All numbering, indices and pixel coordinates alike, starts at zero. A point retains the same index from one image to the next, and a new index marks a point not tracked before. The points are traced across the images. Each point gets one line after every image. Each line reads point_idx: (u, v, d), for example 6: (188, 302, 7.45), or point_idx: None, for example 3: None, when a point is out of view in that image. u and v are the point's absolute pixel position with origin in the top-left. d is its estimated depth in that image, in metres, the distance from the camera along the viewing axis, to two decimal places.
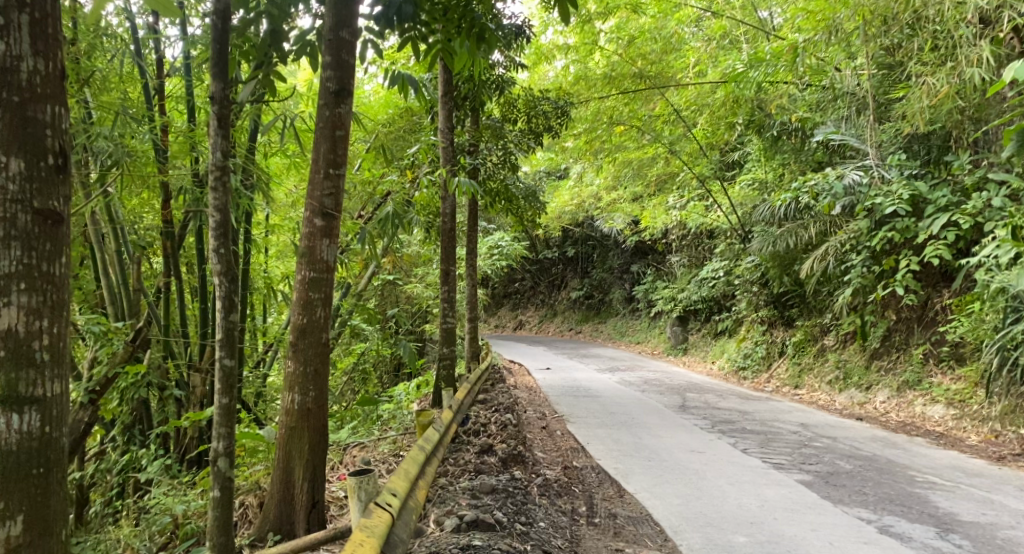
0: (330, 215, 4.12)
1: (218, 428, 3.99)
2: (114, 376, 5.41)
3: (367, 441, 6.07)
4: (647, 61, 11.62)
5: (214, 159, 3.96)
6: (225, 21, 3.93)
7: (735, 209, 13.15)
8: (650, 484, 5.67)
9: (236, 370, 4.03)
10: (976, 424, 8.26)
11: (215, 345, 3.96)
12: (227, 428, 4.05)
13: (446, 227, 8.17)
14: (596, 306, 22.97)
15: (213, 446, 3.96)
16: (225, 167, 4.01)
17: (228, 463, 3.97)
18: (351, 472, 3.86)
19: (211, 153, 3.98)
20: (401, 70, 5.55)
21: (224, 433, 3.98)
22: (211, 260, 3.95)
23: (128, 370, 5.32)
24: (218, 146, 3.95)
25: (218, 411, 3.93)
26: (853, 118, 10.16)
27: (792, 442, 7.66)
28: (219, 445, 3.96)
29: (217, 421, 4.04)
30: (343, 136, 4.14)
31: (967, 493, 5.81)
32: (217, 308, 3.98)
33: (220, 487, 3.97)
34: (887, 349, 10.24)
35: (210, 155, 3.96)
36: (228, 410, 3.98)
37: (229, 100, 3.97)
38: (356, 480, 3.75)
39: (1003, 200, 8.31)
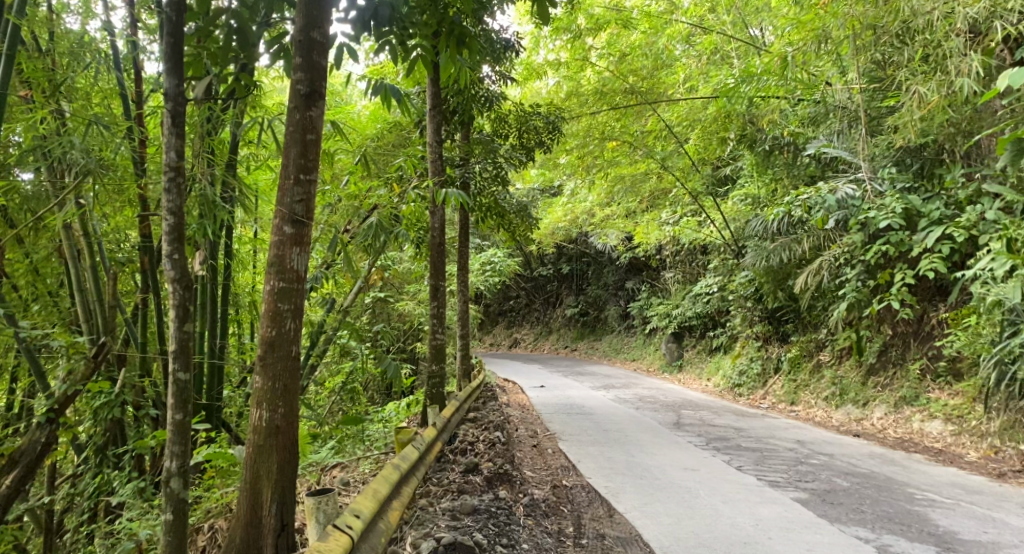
0: (300, 222, 3.99)
1: (173, 446, 4.14)
2: (75, 393, 5.31)
3: (348, 461, 5.90)
4: (639, 76, 11.63)
5: (169, 159, 4.15)
6: (179, 15, 4.10)
7: (728, 224, 13.03)
8: (640, 503, 5.50)
9: (191, 385, 4.20)
10: (975, 440, 8.10)
11: (169, 359, 4.14)
12: (183, 447, 4.19)
13: (435, 242, 8.01)
14: (591, 323, 22.83)
15: (167, 465, 4.12)
16: (179, 167, 4.18)
17: (180, 483, 4.11)
18: (310, 494, 3.79)
19: (166, 151, 4.16)
20: (385, 80, 5.42)
21: (177, 452, 4.14)
22: (165, 266, 4.12)
23: (89, 387, 5.22)
24: (172, 145, 4.14)
25: (172, 429, 4.11)
26: (846, 132, 10.02)
27: (788, 459, 7.49)
28: (172, 465, 4.12)
29: (174, 440, 4.20)
30: (313, 141, 4.02)
31: (968, 510, 5.65)
32: (170, 319, 4.13)
33: (173, 510, 4.13)
34: (883, 364, 10.09)
35: (164, 154, 4.14)
36: (182, 427, 4.14)
37: (182, 96, 4.16)
38: (315, 500, 3.72)
39: (997, 213, 8.21)
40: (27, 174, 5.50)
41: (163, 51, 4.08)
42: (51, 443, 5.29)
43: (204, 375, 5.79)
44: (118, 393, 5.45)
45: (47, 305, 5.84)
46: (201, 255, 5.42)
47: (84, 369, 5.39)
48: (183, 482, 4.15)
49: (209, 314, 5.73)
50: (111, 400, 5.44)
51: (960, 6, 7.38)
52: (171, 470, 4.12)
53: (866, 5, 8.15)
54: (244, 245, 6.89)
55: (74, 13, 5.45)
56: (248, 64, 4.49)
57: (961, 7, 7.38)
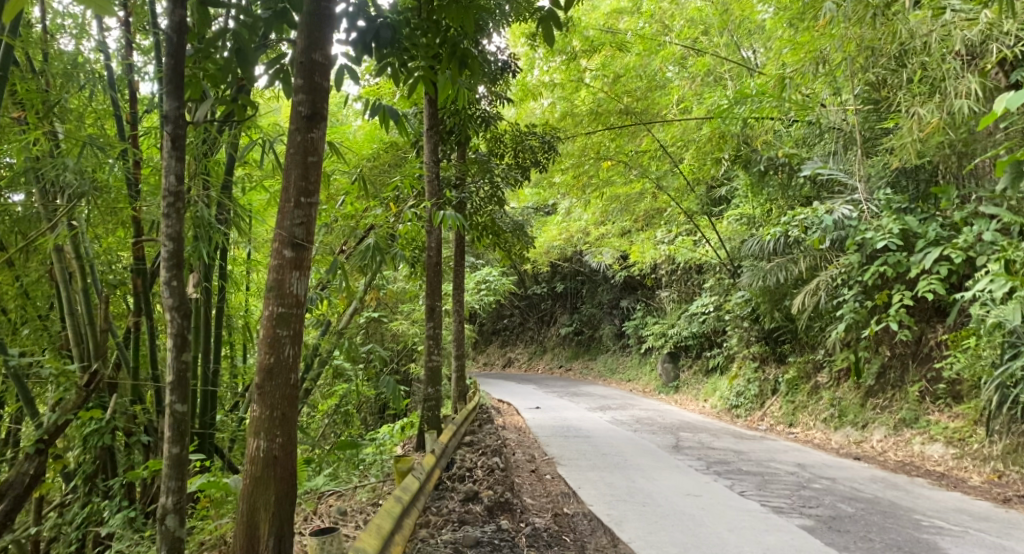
0: (300, 246, 3.89)
1: (168, 480, 4.02)
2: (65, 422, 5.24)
3: (344, 489, 5.77)
4: (633, 97, 11.49)
5: (168, 183, 4.06)
6: (180, 35, 4.01)
7: (723, 244, 12.97)
8: (645, 532, 5.37)
9: (188, 416, 4.10)
10: (977, 464, 8.01)
11: (166, 390, 4.04)
12: (179, 480, 4.07)
13: (432, 263, 7.92)
14: (585, 343, 22.73)
15: (162, 499, 3.99)
16: (179, 191, 4.09)
17: (175, 518, 3.99)
18: (313, 533, 3.61)
19: (165, 175, 4.07)
20: (382, 101, 5.32)
21: (173, 486, 4.02)
22: (163, 293, 4.02)
23: (79, 414, 5.07)
24: (172, 168, 4.06)
25: (168, 463, 4.01)
26: (841, 153, 10.08)
27: (790, 483, 7.38)
28: (167, 499, 4.00)
29: (169, 473, 4.08)
30: (315, 163, 3.94)
31: (977, 538, 5.55)
32: (167, 349, 4.04)
33: (169, 548, 4.01)
34: (882, 386, 10.00)
35: (164, 178, 4.06)
36: (179, 461, 4.04)
37: (183, 119, 4.06)
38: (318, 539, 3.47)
39: (995, 234, 8.17)
40: (17, 197, 5.32)
41: (165, 76, 3.97)
42: (41, 474, 5.22)
43: (197, 400, 5.66)
44: (110, 419, 5.31)
45: (36, 329, 5.68)
46: (194, 278, 5.27)
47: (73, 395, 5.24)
48: (179, 518, 4.03)
49: (203, 338, 5.60)
50: (103, 427, 5.30)
51: (958, 29, 7.40)
52: (166, 506, 4.01)
53: (864, 28, 7.98)
54: (238, 266, 6.78)
55: (68, 34, 5.37)
56: (247, 84, 4.40)
57: (958, 29, 7.40)
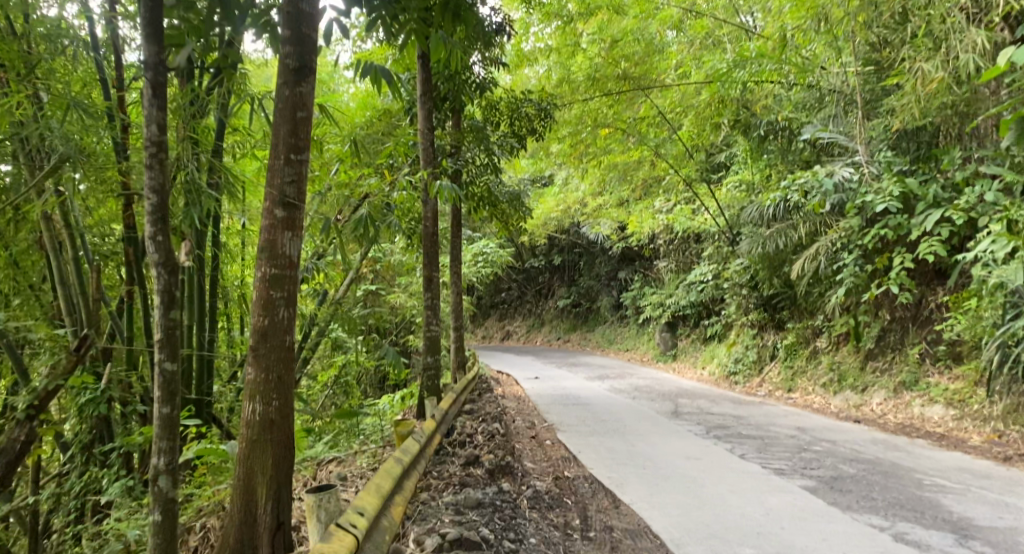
0: (292, 205, 3.82)
1: (160, 443, 3.97)
2: (56, 388, 5.14)
3: (343, 456, 5.74)
4: (632, 61, 11.34)
5: (149, 133, 3.95)
6: None
7: (722, 212, 12.87)
8: (646, 494, 5.35)
9: (179, 377, 4.04)
10: (978, 424, 8.00)
11: (154, 348, 3.96)
12: (171, 443, 4.03)
13: (428, 232, 7.82)
14: (583, 315, 22.72)
15: (153, 462, 3.94)
16: (161, 142, 3.99)
17: (167, 480, 3.95)
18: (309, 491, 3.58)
19: (146, 126, 3.96)
20: (372, 61, 5.03)
21: (164, 449, 3.97)
22: (148, 248, 3.93)
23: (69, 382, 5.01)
24: (153, 117, 3.94)
25: (159, 425, 3.95)
26: (842, 116, 9.92)
27: (790, 446, 7.37)
28: (159, 461, 3.95)
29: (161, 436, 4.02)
30: (304, 118, 3.85)
31: (979, 496, 5.55)
32: (155, 307, 3.96)
33: (162, 510, 3.98)
34: (881, 349, 9.98)
35: (145, 128, 3.94)
36: (169, 422, 3.98)
37: (163, 65, 3.95)
38: (316, 500, 3.45)
39: (997, 194, 8.08)
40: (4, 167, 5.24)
41: (142, 17, 3.88)
42: (31, 440, 5.19)
43: (193, 368, 5.63)
44: (103, 389, 5.28)
45: (28, 300, 5.68)
46: (187, 246, 5.31)
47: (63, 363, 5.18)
48: (171, 480, 3.99)
49: (197, 307, 5.55)
50: (97, 396, 5.27)
51: None
52: (158, 468, 3.96)
53: None
54: (232, 237, 6.69)
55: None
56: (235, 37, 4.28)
57: None
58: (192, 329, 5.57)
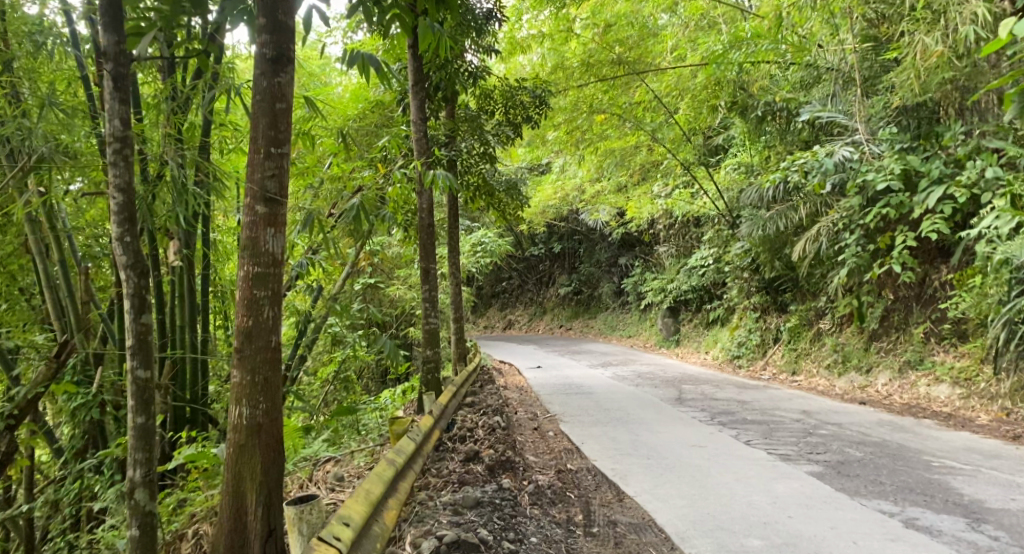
0: (274, 200, 3.70)
1: (137, 452, 3.89)
2: (38, 395, 5.09)
3: (341, 454, 5.65)
4: (625, 46, 11.23)
5: (113, 129, 3.87)
6: None
7: (722, 195, 12.73)
8: (650, 485, 5.25)
9: (154, 384, 3.95)
10: (985, 403, 7.90)
11: (128, 355, 3.87)
12: (150, 452, 3.94)
13: (424, 223, 7.68)
14: (585, 302, 22.62)
15: (130, 473, 3.87)
16: (126, 138, 3.90)
17: (144, 492, 3.87)
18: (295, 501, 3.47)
19: (110, 121, 3.88)
20: (360, 49, 4.83)
21: (141, 459, 3.90)
22: (117, 251, 3.84)
23: (54, 387, 4.94)
24: (116, 111, 3.87)
25: (135, 434, 3.87)
26: (840, 95, 9.77)
27: (796, 430, 7.26)
28: (135, 472, 3.87)
29: (140, 445, 3.94)
30: (284, 110, 3.73)
31: (990, 477, 5.44)
32: (126, 312, 3.86)
33: (140, 523, 3.91)
34: (886, 329, 9.86)
35: (108, 123, 3.86)
36: (145, 431, 3.89)
37: (124, 54, 3.89)
38: None
39: (999, 170, 7.96)
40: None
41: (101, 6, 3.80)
42: (12, 452, 5.15)
43: (187, 369, 5.53)
44: (95, 393, 5.20)
45: (16, 304, 5.62)
46: (174, 245, 5.33)
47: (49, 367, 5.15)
48: (148, 493, 3.91)
49: (189, 308, 5.46)
50: (89, 401, 5.20)
51: None
52: (135, 480, 3.88)
53: None
54: (225, 235, 6.58)
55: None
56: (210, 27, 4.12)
57: None
58: (182, 330, 5.45)
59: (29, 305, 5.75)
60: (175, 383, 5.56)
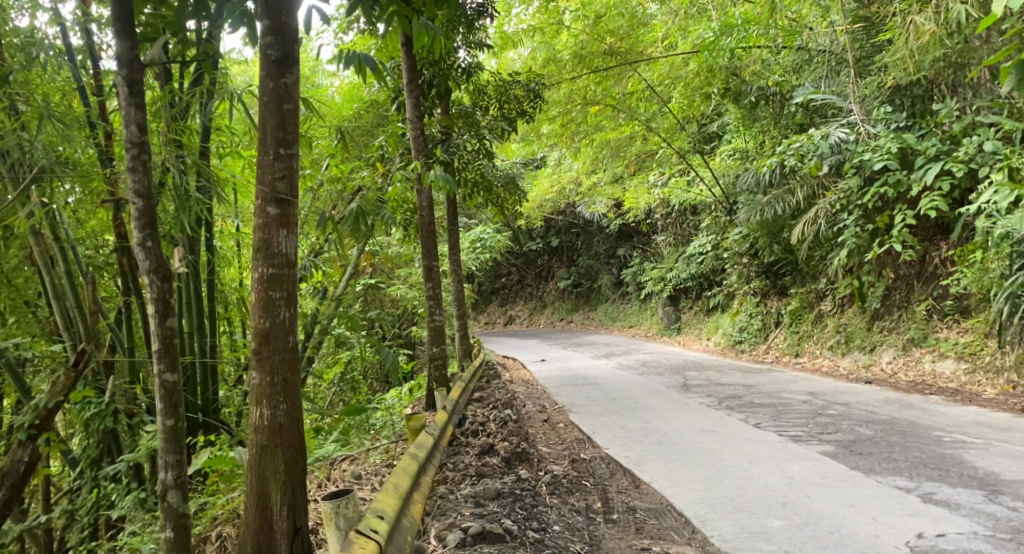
0: (285, 201, 3.71)
1: (166, 455, 3.90)
2: (56, 405, 5.08)
3: (355, 453, 5.67)
4: (616, 36, 11.16)
5: (129, 135, 3.86)
6: None
7: (718, 181, 12.76)
8: (666, 471, 5.26)
9: (181, 388, 3.97)
10: (991, 377, 7.92)
11: (153, 360, 3.88)
12: (178, 455, 3.96)
13: (425, 221, 7.65)
14: (585, 294, 22.66)
15: (161, 476, 3.88)
16: (143, 143, 3.90)
17: (176, 494, 3.89)
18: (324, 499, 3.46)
19: (125, 128, 3.88)
20: (356, 50, 4.81)
21: (170, 462, 3.91)
22: (138, 256, 3.83)
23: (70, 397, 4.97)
24: (132, 117, 3.86)
25: (163, 438, 3.87)
26: (832, 76, 9.79)
27: (805, 412, 7.29)
28: (166, 475, 3.88)
29: (167, 449, 3.95)
30: (291, 111, 3.74)
31: (1002, 449, 5.48)
32: (149, 316, 3.87)
33: (173, 525, 3.93)
34: (888, 308, 9.89)
35: (125, 129, 3.86)
36: (174, 435, 3.90)
37: (137, 62, 3.87)
38: (332, 505, 3.32)
39: (997, 143, 8.02)
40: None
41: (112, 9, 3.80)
42: (37, 459, 5.16)
43: (197, 374, 5.54)
44: (109, 402, 5.22)
45: (23, 317, 5.63)
46: (179, 251, 5.18)
47: (60, 378, 5.17)
48: (180, 495, 3.93)
49: (196, 313, 5.47)
50: (103, 409, 5.20)
51: None
52: (166, 483, 3.90)
53: None
54: (228, 241, 6.58)
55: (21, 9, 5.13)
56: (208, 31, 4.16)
57: None
58: (192, 336, 5.47)
59: (34, 317, 5.70)
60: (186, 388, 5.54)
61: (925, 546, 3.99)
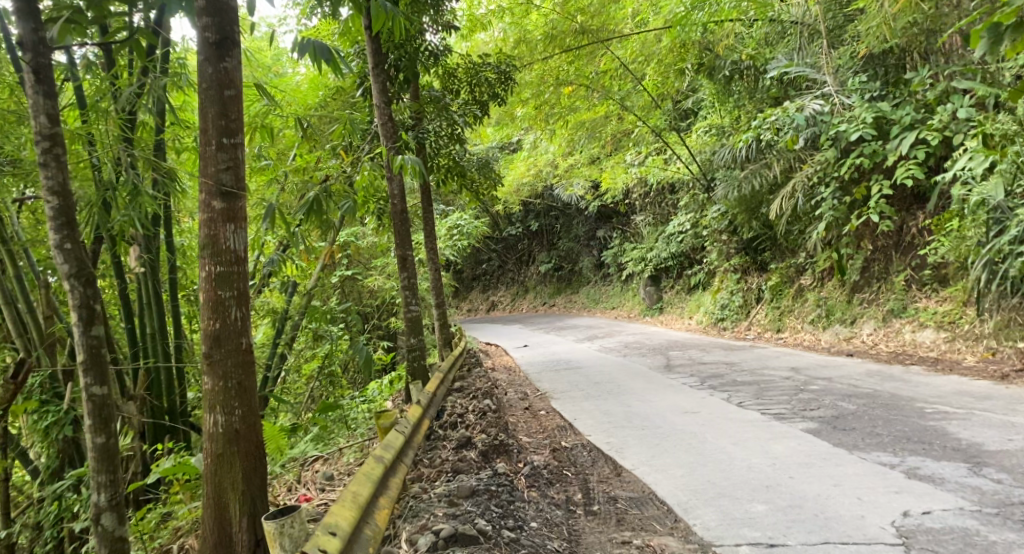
0: (231, 194, 3.53)
1: (99, 475, 3.95)
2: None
3: (329, 454, 5.51)
4: (587, 14, 10.83)
5: (39, 127, 3.80)
6: None
7: (694, 158, 12.60)
8: (647, 457, 5.15)
9: (111, 401, 3.98)
10: (971, 344, 7.85)
11: (81, 373, 3.88)
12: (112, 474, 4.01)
13: (397, 210, 7.42)
14: (566, 278, 22.53)
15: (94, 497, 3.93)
16: (55, 135, 3.85)
17: (112, 517, 3.96)
18: (274, 513, 3.30)
19: (34, 119, 3.81)
20: (309, 37, 4.50)
21: (104, 483, 3.96)
22: (57, 260, 3.82)
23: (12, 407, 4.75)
24: (41, 107, 3.80)
25: (95, 456, 3.92)
26: (807, 47, 9.66)
27: (787, 388, 7.20)
28: (100, 497, 3.94)
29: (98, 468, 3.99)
30: (233, 97, 3.56)
31: (984, 419, 5.41)
32: (74, 325, 3.87)
33: (109, 549, 3.98)
34: (867, 280, 9.81)
35: (34, 120, 3.80)
36: (106, 451, 3.95)
37: (43, 44, 3.81)
38: (278, 523, 3.19)
39: (969, 110, 8.01)
40: None
41: None
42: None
43: (159, 379, 5.36)
44: (67, 410, 5.08)
45: None
46: (136, 251, 5.11)
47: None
48: (115, 517, 3.99)
49: (157, 314, 5.27)
50: (60, 417, 5.06)
51: None
52: (100, 505, 3.96)
53: None
54: (190, 238, 6.37)
55: None
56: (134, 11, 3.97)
57: None
58: (154, 338, 5.25)
59: None
60: (151, 393, 5.37)
61: (911, 525, 3.89)
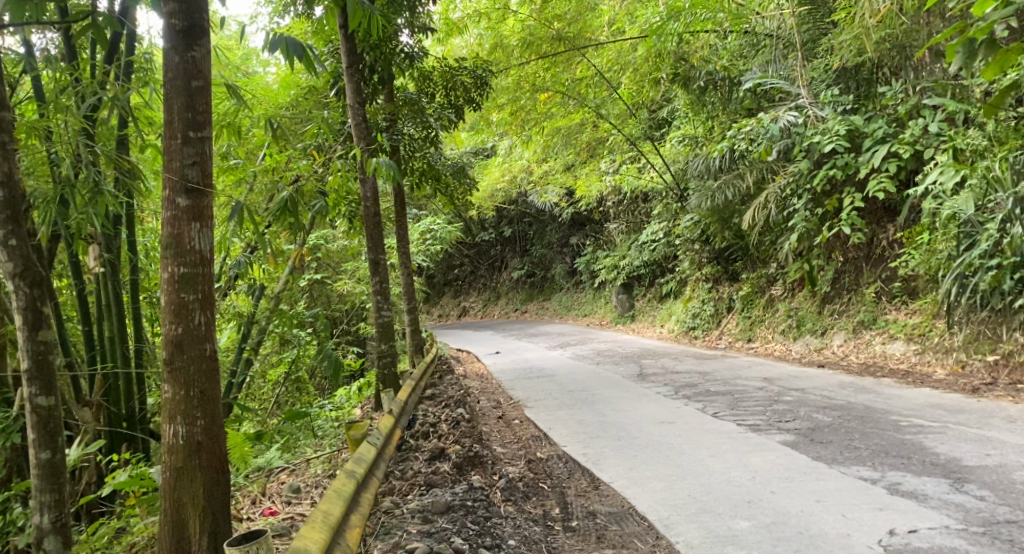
0: (196, 191, 3.36)
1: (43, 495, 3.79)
2: None
3: (295, 464, 5.34)
4: (563, 21, 10.75)
5: None
6: None
7: (668, 167, 12.51)
8: (625, 469, 5.04)
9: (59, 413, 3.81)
10: (939, 357, 7.84)
11: (25, 383, 3.71)
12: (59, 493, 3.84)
13: (370, 213, 7.21)
14: (538, 284, 22.42)
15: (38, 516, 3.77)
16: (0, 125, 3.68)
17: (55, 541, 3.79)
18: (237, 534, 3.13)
19: None
20: (281, 34, 4.30)
21: (48, 502, 3.80)
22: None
23: None
24: None
25: (41, 474, 3.76)
26: (781, 60, 9.67)
27: (761, 399, 7.13)
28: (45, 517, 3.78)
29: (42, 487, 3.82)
30: (201, 88, 3.38)
31: (960, 433, 5.37)
32: (19, 329, 3.69)
33: None
34: (838, 292, 9.82)
35: None
36: (51, 468, 3.78)
37: None
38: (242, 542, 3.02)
39: (940, 125, 8.06)
40: None
41: None
42: None
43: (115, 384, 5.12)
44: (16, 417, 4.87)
45: None
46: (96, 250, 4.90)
47: None
48: (60, 541, 3.82)
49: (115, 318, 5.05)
50: (9, 426, 4.82)
51: None
52: (43, 527, 3.80)
53: None
54: (152, 239, 6.14)
55: None
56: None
57: None
58: (113, 342, 5.04)
59: None
60: (108, 400, 5.14)
61: (898, 544, 3.81)
